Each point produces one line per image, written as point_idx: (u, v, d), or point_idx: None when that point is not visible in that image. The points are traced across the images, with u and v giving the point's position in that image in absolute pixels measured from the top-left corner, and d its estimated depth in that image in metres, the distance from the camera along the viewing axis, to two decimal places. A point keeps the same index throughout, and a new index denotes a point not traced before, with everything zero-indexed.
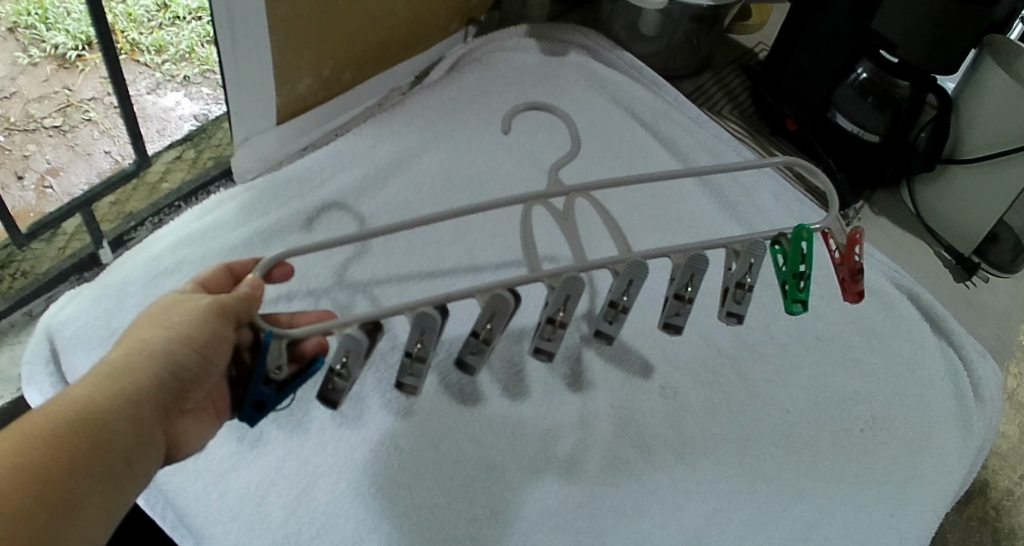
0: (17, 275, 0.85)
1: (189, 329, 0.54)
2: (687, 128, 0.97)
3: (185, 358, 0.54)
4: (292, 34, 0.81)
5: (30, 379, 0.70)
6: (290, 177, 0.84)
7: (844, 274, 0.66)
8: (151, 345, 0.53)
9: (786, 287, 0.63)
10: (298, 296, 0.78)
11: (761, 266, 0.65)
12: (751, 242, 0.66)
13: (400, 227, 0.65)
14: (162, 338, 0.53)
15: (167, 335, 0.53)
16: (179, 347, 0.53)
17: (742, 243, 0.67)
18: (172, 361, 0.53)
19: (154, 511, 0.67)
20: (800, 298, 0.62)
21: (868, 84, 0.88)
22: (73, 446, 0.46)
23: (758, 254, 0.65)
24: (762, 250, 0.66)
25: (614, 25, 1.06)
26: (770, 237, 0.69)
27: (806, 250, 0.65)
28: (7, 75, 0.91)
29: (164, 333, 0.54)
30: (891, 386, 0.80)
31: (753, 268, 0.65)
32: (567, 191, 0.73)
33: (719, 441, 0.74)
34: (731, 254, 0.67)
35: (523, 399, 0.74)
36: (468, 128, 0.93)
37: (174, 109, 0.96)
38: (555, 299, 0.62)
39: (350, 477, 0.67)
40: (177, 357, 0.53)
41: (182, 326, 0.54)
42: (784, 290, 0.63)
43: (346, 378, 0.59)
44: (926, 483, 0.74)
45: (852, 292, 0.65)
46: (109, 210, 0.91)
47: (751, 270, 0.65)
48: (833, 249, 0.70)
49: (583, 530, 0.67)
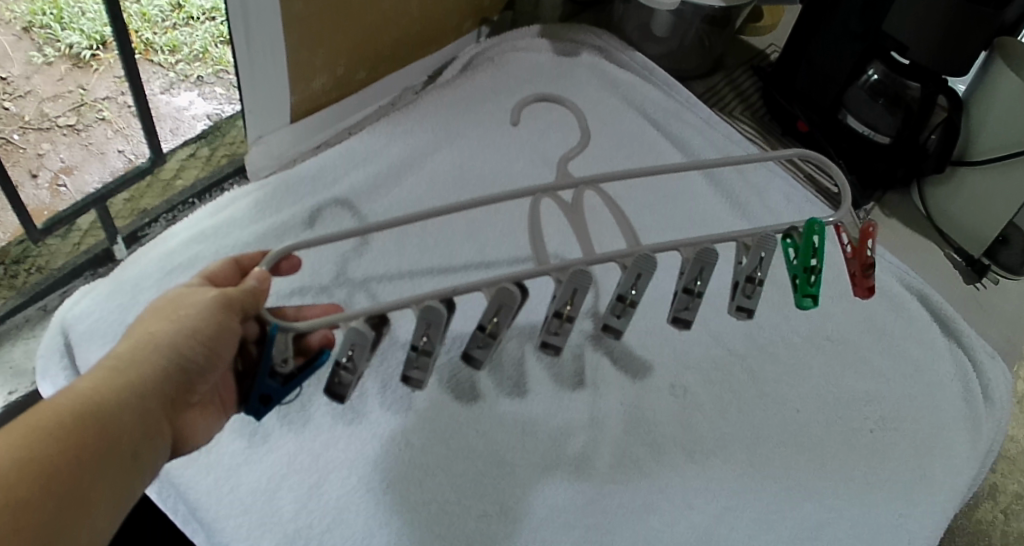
0: (31, 271, 0.85)
1: (195, 322, 0.55)
2: (698, 129, 0.97)
3: (191, 351, 0.55)
4: (307, 32, 0.82)
5: (44, 372, 0.71)
6: (304, 174, 0.85)
7: (856, 268, 0.66)
8: (157, 339, 0.54)
9: (797, 281, 0.64)
10: (310, 293, 0.78)
11: (773, 259, 0.65)
12: (763, 235, 0.66)
13: (396, 222, 0.66)
14: (168, 331, 0.54)
15: (173, 328, 0.54)
16: (185, 340, 0.54)
17: (753, 236, 0.67)
18: (177, 353, 0.54)
19: (165, 504, 0.68)
20: (811, 293, 0.63)
21: (879, 86, 0.89)
22: (80, 437, 0.47)
23: (768, 247, 0.65)
24: (773, 244, 0.65)
25: (627, 26, 1.07)
26: (783, 230, 0.68)
27: (818, 244, 0.65)
28: (22, 74, 0.93)
29: (170, 327, 0.54)
30: (901, 387, 0.80)
31: (763, 261, 0.65)
32: (577, 184, 0.75)
33: (729, 440, 0.74)
34: (741, 248, 0.67)
35: (535, 397, 0.74)
36: (481, 127, 0.93)
37: (188, 109, 0.97)
38: (562, 293, 0.62)
39: (361, 472, 0.68)
40: (183, 350, 0.54)
41: (189, 319, 0.55)
42: (795, 284, 0.64)
43: (352, 371, 0.59)
44: (936, 483, 0.74)
45: (864, 287, 0.65)
46: (123, 206, 0.91)
47: (762, 264, 0.65)
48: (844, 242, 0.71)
49: (592, 527, 0.67)
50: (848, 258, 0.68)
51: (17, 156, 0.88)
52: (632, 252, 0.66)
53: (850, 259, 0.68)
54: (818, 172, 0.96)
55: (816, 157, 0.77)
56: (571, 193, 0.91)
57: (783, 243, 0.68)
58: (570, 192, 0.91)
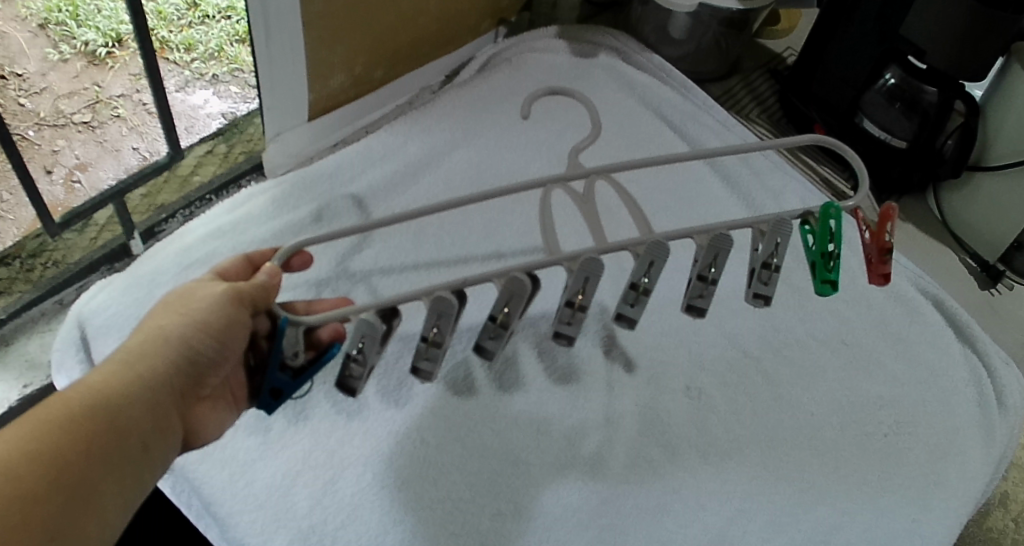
0: (48, 264, 0.86)
1: (205, 315, 0.55)
2: (715, 131, 0.97)
3: (201, 344, 0.55)
4: (325, 32, 0.82)
5: (60, 364, 0.72)
6: (321, 172, 0.86)
7: (873, 252, 0.67)
8: (167, 332, 0.54)
9: (816, 267, 0.65)
10: (329, 286, 0.79)
11: (787, 246, 0.66)
12: (778, 221, 0.66)
13: (399, 217, 0.68)
14: (178, 324, 0.54)
15: (182, 321, 0.55)
16: (194, 333, 0.55)
17: (768, 223, 0.68)
18: (188, 346, 0.54)
19: (180, 498, 0.68)
20: (830, 279, 0.64)
21: (896, 90, 0.88)
22: (91, 430, 0.47)
23: (784, 233, 0.66)
24: (788, 230, 0.66)
25: (644, 28, 1.07)
26: (798, 215, 0.70)
27: (834, 228, 0.66)
28: (38, 71, 0.92)
29: (180, 320, 0.55)
30: (915, 392, 0.80)
31: (779, 248, 0.66)
32: (588, 174, 0.76)
33: (742, 442, 0.74)
34: (757, 234, 0.68)
35: (550, 396, 0.74)
36: (498, 127, 0.94)
37: (203, 107, 0.97)
38: (573, 282, 0.63)
39: (376, 469, 0.68)
40: (193, 343, 0.55)
41: (199, 312, 0.55)
42: (814, 270, 0.65)
43: (362, 364, 0.60)
44: (949, 489, 0.74)
45: (879, 274, 0.66)
46: (140, 202, 0.92)
47: (778, 250, 0.66)
48: (861, 225, 0.71)
49: (605, 527, 0.67)
50: (866, 242, 0.69)
51: (31, 152, 0.88)
52: (644, 240, 0.67)
53: (870, 243, 0.68)
54: (835, 177, 0.97)
55: (829, 143, 0.78)
56: (583, 183, 0.92)
57: (800, 229, 0.70)
58: (582, 182, 0.92)
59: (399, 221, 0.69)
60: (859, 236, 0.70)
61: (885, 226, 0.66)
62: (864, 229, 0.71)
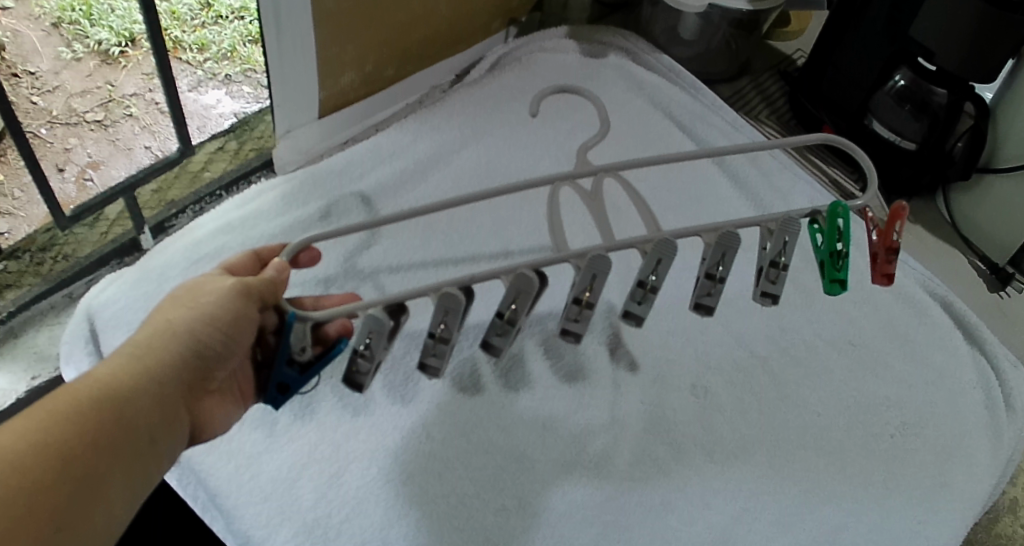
0: (57, 258, 0.87)
1: (213, 309, 0.55)
2: (723, 131, 0.98)
3: (210, 337, 0.55)
4: (335, 28, 0.83)
5: (68, 356, 0.72)
6: (332, 167, 0.86)
7: (881, 251, 0.67)
8: (175, 326, 0.54)
9: (824, 266, 0.65)
10: (336, 284, 0.79)
11: (796, 244, 0.65)
12: (786, 219, 0.66)
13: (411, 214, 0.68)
14: (186, 318, 0.54)
15: (191, 315, 0.55)
16: (202, 326, 0.54)
17: (777, 221, 0.67)
18: (196, 340, 0.54)
19: (186, 491, 0.68)
20: (839, 278, 0.64)
21: (906, 91, 0.89)
22: (99, 422, 0.47)
23: (792, 231, 0.66)
24: (797, 228, 0.66)
25: (654, 29, 1.07)
26: (807, 216, 0.70)
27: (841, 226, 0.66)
28: (50, 69, 0.92)
29: (188, 313, 0.55)
30: (924, 394, 0.79)
31: (787, 246, 0.65)
32: (596, 171, 0.76)
33: (748, 441, 0.74)
34: (766, 233, 0.68)
35: (557, 393, 0.74)
36: (507, 126, 0.94)
37: (215, 107, 0.98)
38: (580, 280, 0.62)
39: (381, 463, 0.68)
40: (202, 336, 0.55)
41: (207, 306, 0.55)
42: (822, 269, 0.65)
43: (369, 359, 0.59)
44: (957, 492, 0.73)
45: (885, 273, 0.66)
46: (151, 196, 0.93)
47: (786, 248, 0.65)
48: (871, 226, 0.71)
49: (610, 524, 0.67)
50: (875, 242, 0.68)
51: (43, 149, 0.88)
52: (653, 238, 0.66)
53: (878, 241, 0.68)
54: (844, 177, 0.98)
55: (837, 141, 0.78)
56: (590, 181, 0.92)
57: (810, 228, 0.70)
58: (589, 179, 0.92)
59: (403, 219, 0.69)
60: (868, 236, 0.70)
61: (893, 226, 0.66)
62: (874, 230, 0.70)
